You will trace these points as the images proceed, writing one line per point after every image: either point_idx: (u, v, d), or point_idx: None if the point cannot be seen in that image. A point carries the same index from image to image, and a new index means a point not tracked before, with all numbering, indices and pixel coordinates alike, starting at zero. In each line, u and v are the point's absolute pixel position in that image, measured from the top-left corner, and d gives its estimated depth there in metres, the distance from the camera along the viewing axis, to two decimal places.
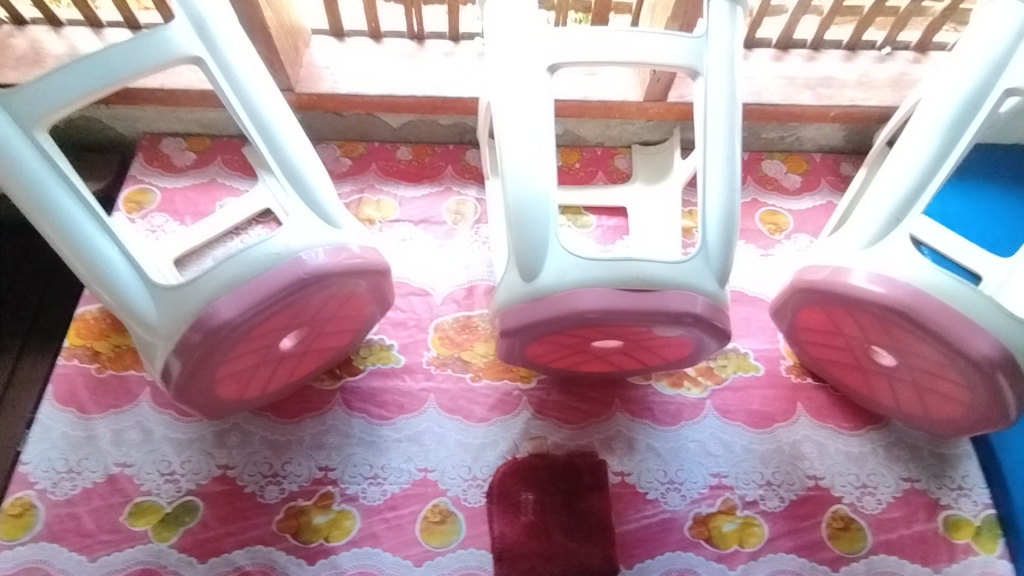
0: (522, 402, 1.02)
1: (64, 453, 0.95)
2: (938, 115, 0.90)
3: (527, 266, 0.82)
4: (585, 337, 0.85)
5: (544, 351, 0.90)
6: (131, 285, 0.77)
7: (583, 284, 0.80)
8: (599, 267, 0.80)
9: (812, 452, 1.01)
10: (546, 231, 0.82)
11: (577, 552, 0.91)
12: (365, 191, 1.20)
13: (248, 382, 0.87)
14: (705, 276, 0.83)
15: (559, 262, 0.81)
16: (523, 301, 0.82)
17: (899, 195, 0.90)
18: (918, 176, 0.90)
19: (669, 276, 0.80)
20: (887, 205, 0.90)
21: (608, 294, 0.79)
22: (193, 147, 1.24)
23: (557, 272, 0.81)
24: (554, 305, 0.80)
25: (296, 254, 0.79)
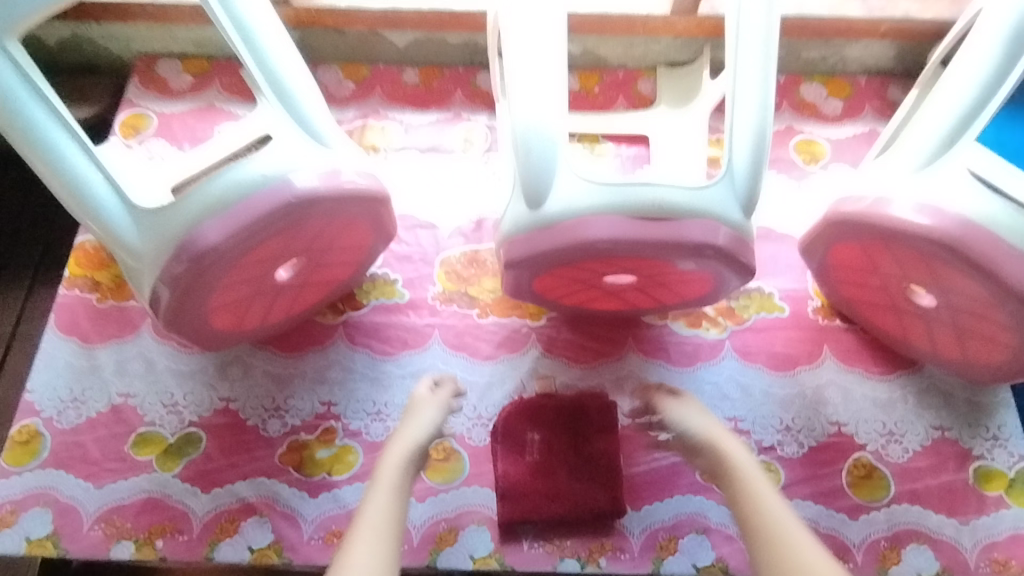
0: (530, 339, 0.98)
1: (68, 382, 0.94)
2: (1005, 21, 0.79)
3: (533, 191, 0.75)
4: (596, 270, 0.79)
5: (552, 284, 0.84)
6: (114, 209, 0.73)
7: (594, 212, 0.73)
8: (612, 193, 0.73)
9: (836, 398, 0.96)
10: (556, 153, 0.75)
11: (583, 495, 0.88)
12: (369, 116, 1.13)
13: (244, 314, 0.84)
14: (732, 207, 0.75)
15: (568, 187, 0.74)
16: (528, 230, 0.75)
17: (957, 114, 0.79)
18: (977, 90, 0.79)
19: (694, 206, 0.73)
20: (943, 125, 0.80)
21: (621, 223, 0.72)
22: (190, 69, 1.17)
23: (566, 198, 0.74)
24: (562, 234, 0.73)
25: (286, 176, 0.74)
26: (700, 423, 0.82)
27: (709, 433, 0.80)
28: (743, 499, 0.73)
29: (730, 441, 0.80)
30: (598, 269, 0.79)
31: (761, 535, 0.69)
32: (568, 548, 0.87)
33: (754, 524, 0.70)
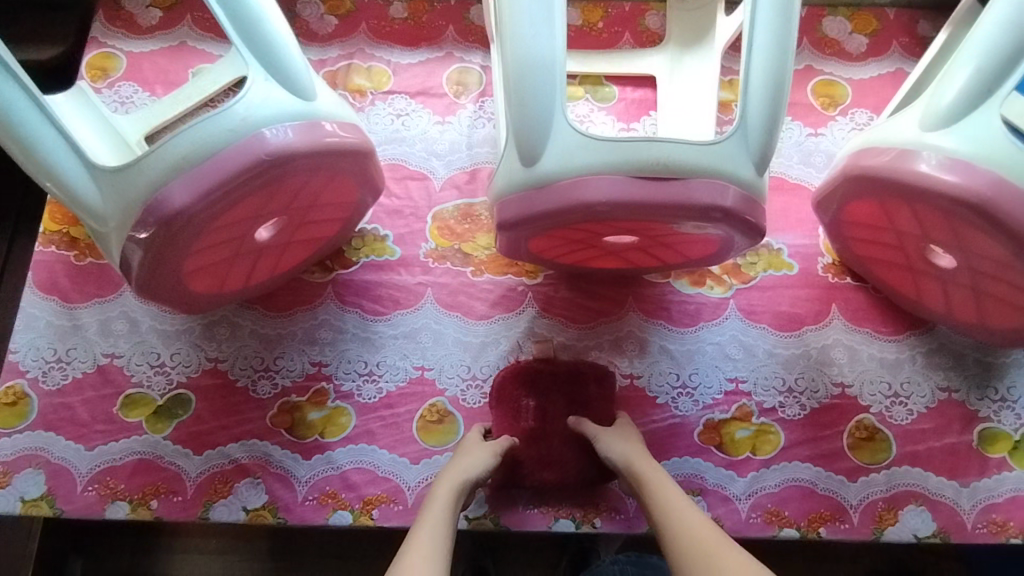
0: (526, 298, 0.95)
1: (52, 342, 0.92)
2: None
3: (528, 147, 0.69)
4: (595, 231, 0.74)
5: (549, 246, 0.79)
6: (72, 168, 0.68)
7: (593, 170, 0.67)
8: (613, 149, 0.67)
9: (842, 358, 0.93)
10: (552, 104, 0.68)
11: (574, 461, 0.87)
12: (354, 56, 1.04)
13: (225, 276, 0.80)
14: (744, 167, 0.69)
15: (565, 142, 0.68)
16: (523, 189, 0.70)
17: (993, 60, 0.72)
18: (1016, 31, 0.72)
19: (701, 165, 0.67)
20: (979, 72, 0.72)
21: (622, 183, 0.66)
22: (158, 3, 1.07)
23: (562, 155, 0.68)
24: (558, 194, 0.68)
25: (257, 130, 0.67)
26: (621, 452, 0.81)
27: (628, 462, 0.80)
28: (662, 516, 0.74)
29: (647, 462, 0.80)
30: (599, 231, 0.74)
31: (677, 550, 0.70)
32: (564, 509, 0.87)
33: (671, 542, 0.71)
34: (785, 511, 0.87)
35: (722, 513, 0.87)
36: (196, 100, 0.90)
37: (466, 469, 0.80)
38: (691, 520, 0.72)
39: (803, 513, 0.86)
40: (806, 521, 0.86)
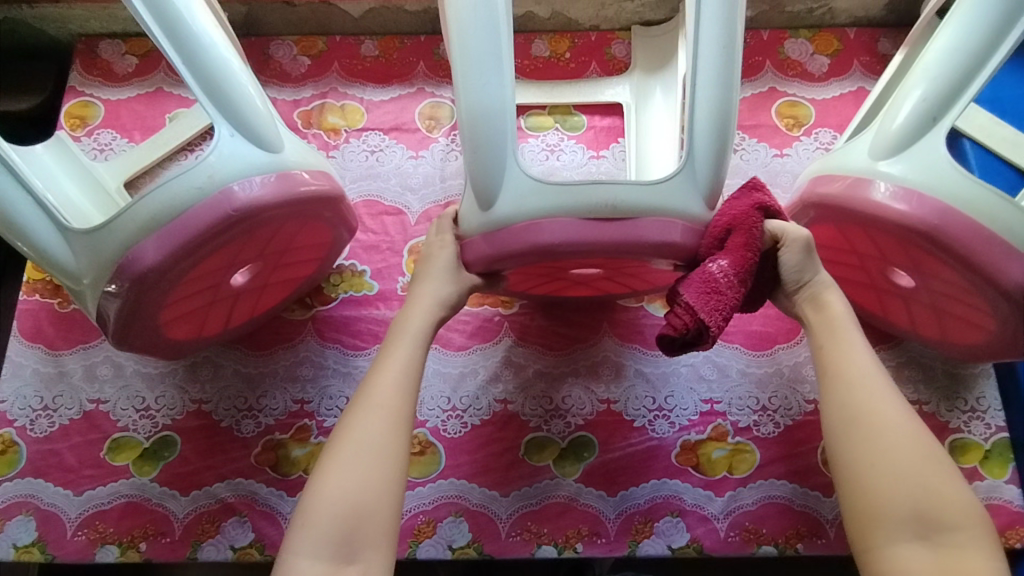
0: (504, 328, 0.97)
1: (38, 390, 0.94)
2: None
3: (483, 192, 0.71)
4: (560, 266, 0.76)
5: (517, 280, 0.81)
6: (46, 232, 0.70)
7: (545, 213, 0.69)
8: (564, 193, 0.69)
9: (814, 375, 0.95)
10: (505, 149, 0.70)
11: (557, 493, 0.90)
12: (327, 95, 1.07)
13: (204, 321, 0.82)
14: (695, 199, 0.71)
15: (518, 186, 0.70)
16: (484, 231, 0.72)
17: (940, 88, 0.74)
18: (963, 58, 0.74)
19: (653, 201, 0.69)
20: (927, 100, 0.74)
21: (574, 226, 0.68)
22: (134, 50, 1.10)
23: (516, 198, 0.70)
24: (515, 237, 0.70)
25: (225, 186, 0.69)
26: (793, 264, 0.74)
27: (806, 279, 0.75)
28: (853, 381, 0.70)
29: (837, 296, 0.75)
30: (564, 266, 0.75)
31: (834, 378, 0.70)
32: (545, 536, 0.88)
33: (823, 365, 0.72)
34: (763, 528, 0.88)
35: (701, 533, 0.88)
36: (172, 145, 0.94)
37: (434, 295, 0.76)
38: (864, 372, 0.70)
39: (780, 530, 0.88)
40: (783, 538, 0.88)
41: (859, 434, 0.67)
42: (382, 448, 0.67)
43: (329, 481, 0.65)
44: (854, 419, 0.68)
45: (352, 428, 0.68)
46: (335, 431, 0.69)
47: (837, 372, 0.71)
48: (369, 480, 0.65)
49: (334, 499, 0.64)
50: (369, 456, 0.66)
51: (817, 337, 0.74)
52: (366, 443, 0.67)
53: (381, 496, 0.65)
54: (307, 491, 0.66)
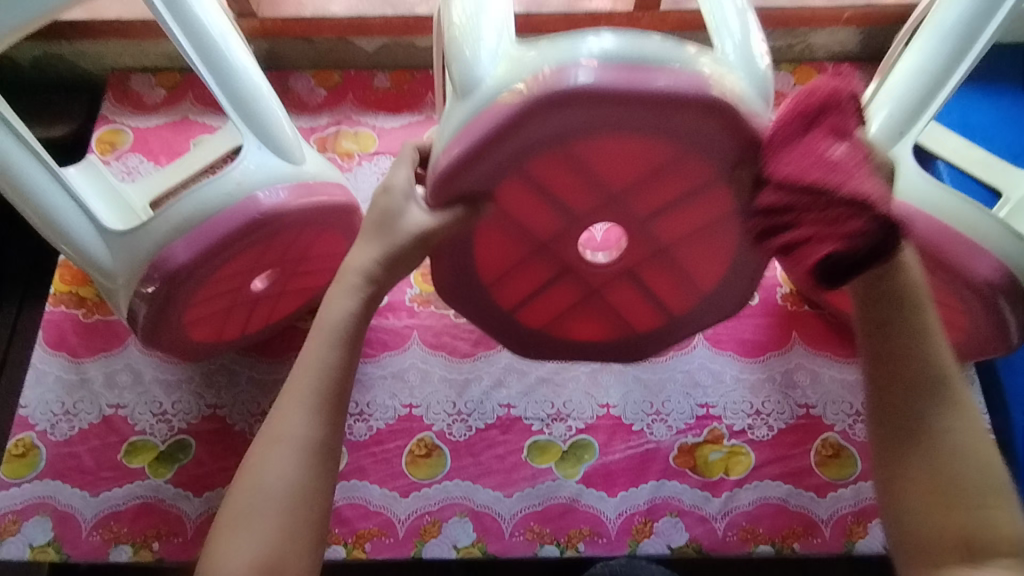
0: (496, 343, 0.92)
1: (60, 396, 0.97)
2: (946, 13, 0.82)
3: (464, 75, 0.64)
4: (567, 185, 0.67)
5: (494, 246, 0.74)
6: (86, 234, 0.76)
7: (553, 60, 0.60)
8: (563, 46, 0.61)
9: (805, 380, 0.99)
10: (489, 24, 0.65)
11: (559, 493, 0.92)
12: (342, 123, 1.14)
13: (224, 325, 0.87)
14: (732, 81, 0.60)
15: (508, 59, 0.63)
16: (464, 138, 0.62)
17: (903, 107, 0.81)
18: (925, 80, 0.81)
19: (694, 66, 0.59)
20: (893, 118, 0.81)
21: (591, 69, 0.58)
22: (163, 83, 1.18)
23: (505, 72, 0.62)
24: (505, 103, 0.60)
25: (252, 193, 0.76)
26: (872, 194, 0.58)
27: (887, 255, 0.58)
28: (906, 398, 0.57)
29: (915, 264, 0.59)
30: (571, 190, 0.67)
31: (900, 370, 0.57)
32: (548, 536, 0.90)
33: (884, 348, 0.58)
34: (760, 528, 0.91)
35: (699, 532, 0.91)
36: (196, 168, 0.96)
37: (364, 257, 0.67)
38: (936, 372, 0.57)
39: (776, 529, 0.91)
40: (779, 537, 0.90)
41: (914, 444, 0.56)
42: (297, 493, 0.60)
43: (227, 543, 0.59)
44: (908, 433, 0.57)
45: (280, 476, 0.60)
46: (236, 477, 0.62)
47: (895, 378, 0.57)
48: (280, 537, 0.58)
49: (234, 564, 0.57)
50: (268, 508, 0.59)
51: (886, 312, 0.58)
52: (263, 492, 0.59)
53: (290, 549, 0.58)
54: (211, 548, 0.60)
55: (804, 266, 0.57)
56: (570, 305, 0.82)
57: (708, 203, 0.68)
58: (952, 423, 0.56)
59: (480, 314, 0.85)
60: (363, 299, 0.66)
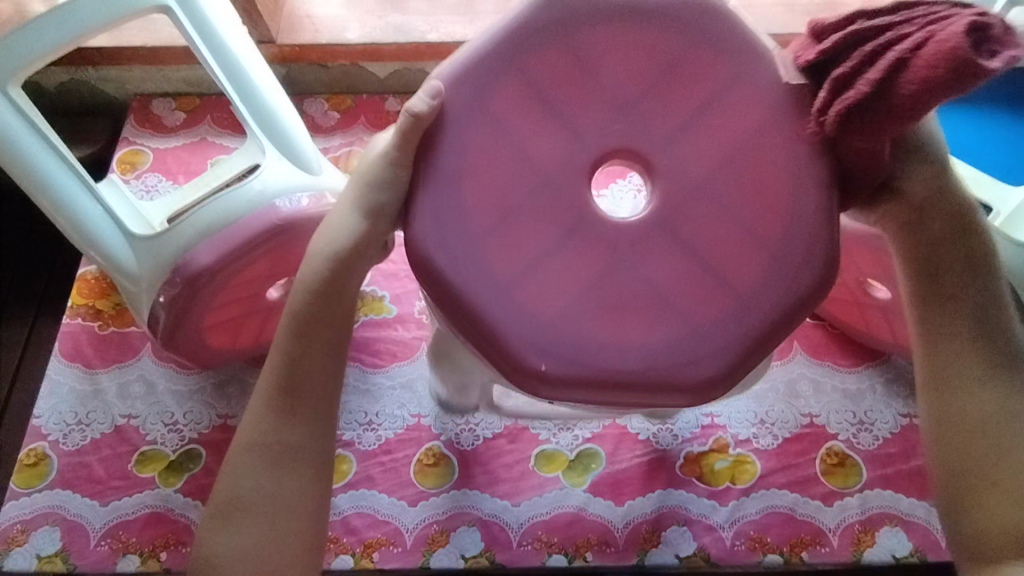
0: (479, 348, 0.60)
1: (73, 406, 0.99)
2: None
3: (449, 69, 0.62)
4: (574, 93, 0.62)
5: (489, 181, 0.61)
6: (114, 240, 0.79)
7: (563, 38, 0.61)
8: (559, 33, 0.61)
9: (808, 390, 1.00)
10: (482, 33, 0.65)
11: (566, 503, 0.93)
12: (354, 143, 1.19)
13: (239, 331, 0.89)
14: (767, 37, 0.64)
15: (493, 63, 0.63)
16: (487, 40, 0.61)
17: None
18: None
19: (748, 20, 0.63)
20: None
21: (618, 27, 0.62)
22: (182, 107, 1.23)
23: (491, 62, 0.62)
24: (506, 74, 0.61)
25: (271, 201, 0.80)
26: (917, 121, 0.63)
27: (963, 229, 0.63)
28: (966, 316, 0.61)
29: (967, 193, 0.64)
30: (579, 97, 0.61)
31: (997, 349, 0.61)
32: (556, 545, 0.90)
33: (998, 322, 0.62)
34: (768, 537, 0.91)
35: (707, 541, 0.91)
36: (212, 186, 0.88)
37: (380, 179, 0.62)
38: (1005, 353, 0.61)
39: (784, 539, 0.90)
40: (788, 547, 0.90)
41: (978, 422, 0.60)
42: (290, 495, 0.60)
43: (218, 544, 0.59)
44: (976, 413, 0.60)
45: (257, 486, 0.60)
46: (223, 472, 0.62)
47: (948, 297, 0.62)
48: (271, 537, 0.59)
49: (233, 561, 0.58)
50: (259, 509, 0.59)
51: (962, 283, 0.62)
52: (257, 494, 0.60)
53: (280, 549, 0.59)
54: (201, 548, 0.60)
55: (924, 87, 0.53)
56: (595, 280, 0.61)
57: (737, 114, 0.62)
58: (1008, 340, 0.62)
59: (479, 276, 0.60)
60: (367, 222, 0.64)
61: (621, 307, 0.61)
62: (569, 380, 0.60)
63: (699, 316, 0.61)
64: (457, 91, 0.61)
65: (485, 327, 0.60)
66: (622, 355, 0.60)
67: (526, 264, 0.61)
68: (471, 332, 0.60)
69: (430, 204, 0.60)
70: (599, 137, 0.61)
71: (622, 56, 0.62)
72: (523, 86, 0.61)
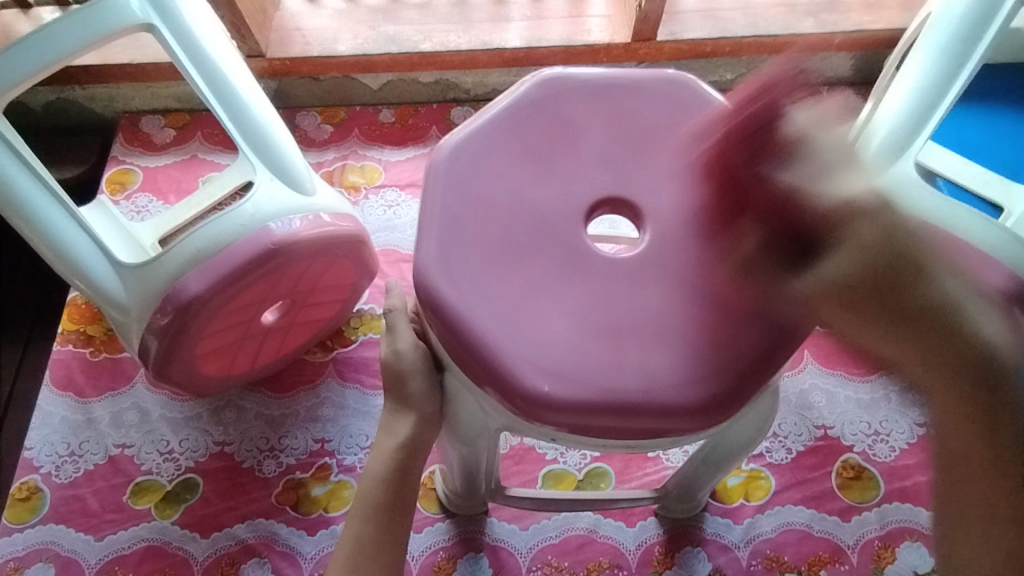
0: (481, 385, 0.55)
1: (65, 437, 0.96)
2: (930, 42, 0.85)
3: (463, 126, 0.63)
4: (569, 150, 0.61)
5: (489, 225, 0.58)
6: (100, 269, 0.76)
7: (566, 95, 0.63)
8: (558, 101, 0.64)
9: (821, 401, 0.98)
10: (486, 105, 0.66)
11: (576, 525, 0.90)
12: (348, 157, 1.16)
13: (233, 358, 0.86)
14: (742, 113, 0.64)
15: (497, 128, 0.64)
16: (498, 112, 0.62)
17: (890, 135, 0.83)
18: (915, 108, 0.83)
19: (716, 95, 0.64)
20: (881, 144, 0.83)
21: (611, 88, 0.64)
22: (172, 123, 1.21)
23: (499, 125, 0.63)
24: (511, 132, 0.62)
25: (264, 224, 0.77)
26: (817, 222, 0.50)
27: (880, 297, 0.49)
28: (981, 429, 0.52)
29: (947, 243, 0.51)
30: (568, 153, 0.61)
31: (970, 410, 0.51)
32: (566, 569, 0.87)
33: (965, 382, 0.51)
34: (785, 555, 0.88)
35: (723, 562, 0.88)
36: (203, 206, 0.85)
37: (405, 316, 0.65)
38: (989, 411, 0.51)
39: (802, 557, 0.88)
40: (806, 565, 0.87)
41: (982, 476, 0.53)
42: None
43: None
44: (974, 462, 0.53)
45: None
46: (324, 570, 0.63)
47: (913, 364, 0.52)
48: None
49: None
50: None
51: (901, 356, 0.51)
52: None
53: None
54: None
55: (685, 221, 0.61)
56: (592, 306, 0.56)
57: None
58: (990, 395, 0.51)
59: (479, 306, 0.55)
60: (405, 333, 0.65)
61: (622, 331, 0.56)
62: (572, 404, 0.53)
63: (704, 339, 0.56)
64: (467, 147, 0.61)
65: (478, 348, 0.54)
66: (621, 376, 0.54)
67: (521, 294, 0.56)
68: (458, 347, 0.55)
69: (433, 232, 0.58)
70: (587, 183, 0.60)
71: (604, 120, 0.62)
72: (520, 147, 0.61)
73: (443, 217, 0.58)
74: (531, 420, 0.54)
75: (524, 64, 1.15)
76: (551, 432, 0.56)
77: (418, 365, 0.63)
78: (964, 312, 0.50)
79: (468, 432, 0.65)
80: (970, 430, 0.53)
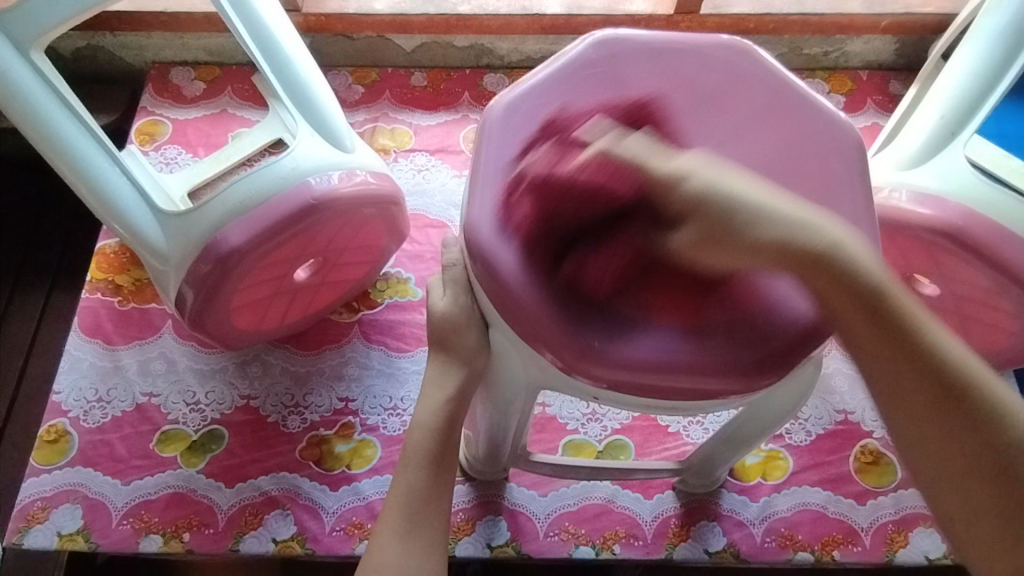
0: (531, 344, 0.55)
1: (93, 383, 0.97)
2: (986, 32, 0.83)
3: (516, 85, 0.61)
4: None
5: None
6: (140, 216, 0.77)
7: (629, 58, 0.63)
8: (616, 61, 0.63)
9: (843, 386, 0.98)
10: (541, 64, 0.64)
11: (595, 494, 0.91)
12: (378, 119, 1.15)
13: (265, 313, 0.87)
14: (800, 82, 0.64)
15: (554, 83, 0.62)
16: (552, 71, 0.62)
17: (935, 126, 0.82)
18: (966, 100, 0.82)
19: (776, 62, 0.64)
20: (926, 133, 0.82)
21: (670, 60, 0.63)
22: (202, 77, 1.19)
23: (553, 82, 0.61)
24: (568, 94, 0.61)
25: (304, 179, 0.77)
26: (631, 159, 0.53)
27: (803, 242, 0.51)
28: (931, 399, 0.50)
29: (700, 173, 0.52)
30: None
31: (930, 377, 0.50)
32: (583, 537, 0.89)
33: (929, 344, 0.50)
34: (798, 534, 0.89)
35: (737, 537, 0.89)
36: (234, 161, 0.83)
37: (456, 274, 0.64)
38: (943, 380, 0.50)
39: (816, 537, 0.89)
40: (819, 545, 0.88)
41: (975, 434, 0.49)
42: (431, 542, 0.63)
43: None
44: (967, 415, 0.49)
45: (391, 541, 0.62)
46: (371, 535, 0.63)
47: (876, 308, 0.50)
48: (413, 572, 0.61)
49: None
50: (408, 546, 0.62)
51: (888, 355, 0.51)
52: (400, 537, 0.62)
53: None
54: None
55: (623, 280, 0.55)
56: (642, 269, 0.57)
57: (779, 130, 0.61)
58: (946, 372, 0.50)
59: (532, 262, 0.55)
60: (448, 297, 0.64)
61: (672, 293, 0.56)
62: (620, 361, 0.54)
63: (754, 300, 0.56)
64: (521, 104, 0.60)
65: (529, 305, 0.55)
66: (670, 337, 0.54)
67: None
68: (507, 303, 0.55)
69: (487, 190, 0.57)
70: None
71: (663, 83, 0.62)
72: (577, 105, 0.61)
73: (496, 175, 0.58)
74: (574, 375, 0.55)
75: (562, 32, 1.13)
76: (594, 390, 0.56)
77: (471, 318, 0.63)
78: (844, 257, 0.51)
79: (505, 391, 0.65)
80: (917, 391, 0.50)
